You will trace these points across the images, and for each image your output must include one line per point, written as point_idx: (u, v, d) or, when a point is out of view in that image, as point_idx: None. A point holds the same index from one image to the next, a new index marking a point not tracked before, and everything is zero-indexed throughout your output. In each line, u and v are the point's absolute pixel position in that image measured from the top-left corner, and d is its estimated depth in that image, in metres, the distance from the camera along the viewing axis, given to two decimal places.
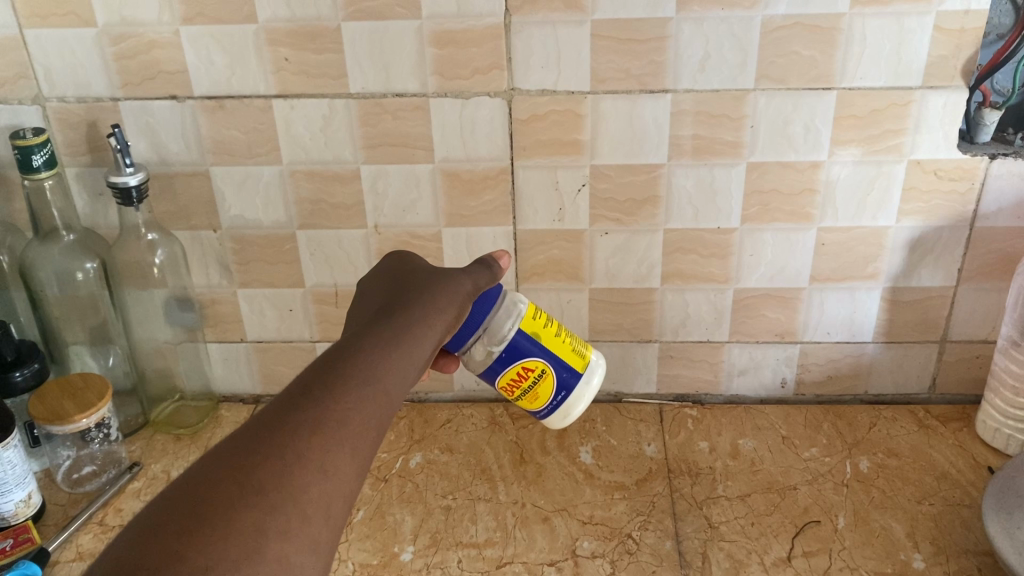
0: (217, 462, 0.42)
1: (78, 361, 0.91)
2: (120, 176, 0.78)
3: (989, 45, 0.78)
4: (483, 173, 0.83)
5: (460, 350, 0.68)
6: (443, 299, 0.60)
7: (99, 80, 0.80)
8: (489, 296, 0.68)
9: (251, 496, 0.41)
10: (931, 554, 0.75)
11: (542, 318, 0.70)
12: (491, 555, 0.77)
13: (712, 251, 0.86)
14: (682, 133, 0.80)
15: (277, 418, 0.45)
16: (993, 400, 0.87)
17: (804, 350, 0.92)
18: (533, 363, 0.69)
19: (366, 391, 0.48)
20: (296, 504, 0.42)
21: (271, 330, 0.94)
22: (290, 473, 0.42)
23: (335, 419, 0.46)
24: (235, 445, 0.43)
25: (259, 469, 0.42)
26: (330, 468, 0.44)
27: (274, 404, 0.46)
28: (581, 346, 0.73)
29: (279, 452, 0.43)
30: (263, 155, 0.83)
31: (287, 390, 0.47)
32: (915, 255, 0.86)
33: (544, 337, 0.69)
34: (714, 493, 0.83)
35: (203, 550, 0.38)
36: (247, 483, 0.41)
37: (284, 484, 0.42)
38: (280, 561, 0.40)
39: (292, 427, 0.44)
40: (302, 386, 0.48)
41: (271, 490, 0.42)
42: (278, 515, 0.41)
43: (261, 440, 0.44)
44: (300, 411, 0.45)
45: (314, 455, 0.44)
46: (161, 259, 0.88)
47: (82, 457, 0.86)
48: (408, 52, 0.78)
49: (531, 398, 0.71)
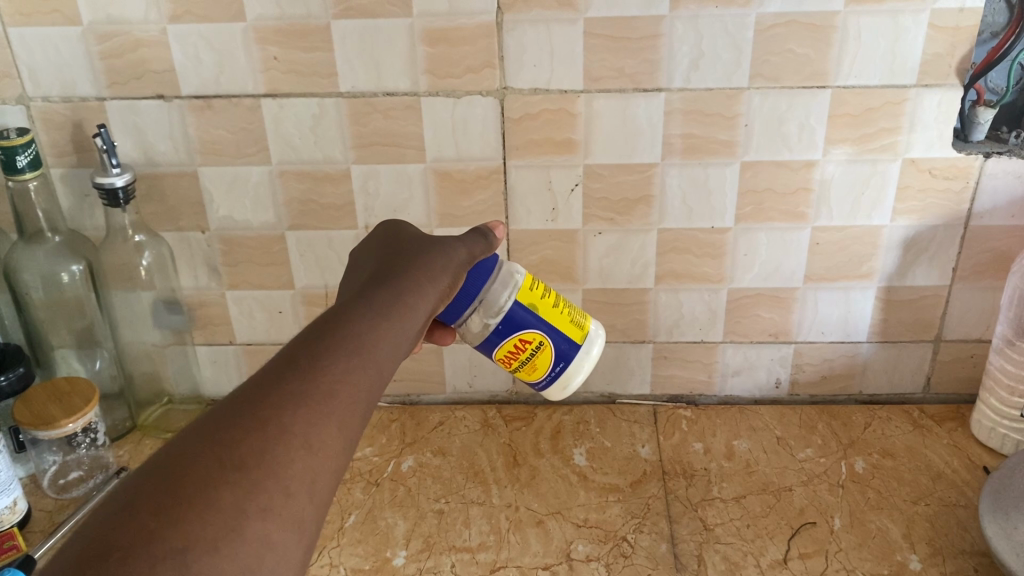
0: (195, 435, 0.41)
1: (65, 366, 0.90)
2: (106, 177, 0.77)
3: (983, 44, 0.76)
4: (475, 174, 0.82)
5: (456, 321, 0.67)
6: (435, 269, 0.59)
7: (85, 80, 0.79)
8: (486, 266, 0.67)
9: (230, 473, 0.40)
10: (927, 555, 0.75)
11: (539, 289, 0.69)
12: (485, 560, 0.76)
13: (705, 251, 0.86)
14: (674, 132, 0.80)
15: (260, 390, 0.44)
16: (989, 399, 0.86)
17: (798, 350, 0.92)
18: (531, 334, 0.68)
19: (353, 364, 0.47)
20: (279, 480, 0.41)
21: (261, 331, 0.93)
22: (274, 448, 0.41)
23: (321, 391, 0.45)
24: (216, 418, 0.42)
25: (241, 445, 0.41)
26: (315, 443, 0.43)
27: (257, 376, 0.45)
28: (579, 314, 0.72)
29: (262, 426, 0.42)
30: (252, 155, 0.82)
31: (272, 363, 0.46)
32: (910, 254, 0.85)
33: (542, 308, 0.69)
34: (709, 495, 0.82)
35: (180, 529, 0.37)
36: (227, 460, 0.40)
37: (267, 460, 0.41)
38: (261, 540, 0.39)
39: (276, 399, 0.43)
40: (287, 358, 0.47)
41: (253, 466, 0.40)
42: (260, 493, 0.40)
43: (243, 413, 0.42)
44: (285, 385, 0.44)
45: (298, 429, 0.43)
46: (148, 261, 0.87)
47: (69, 462, 0.85)
48: (399, 50, 0.77)
49: (529, 369, 0.71)
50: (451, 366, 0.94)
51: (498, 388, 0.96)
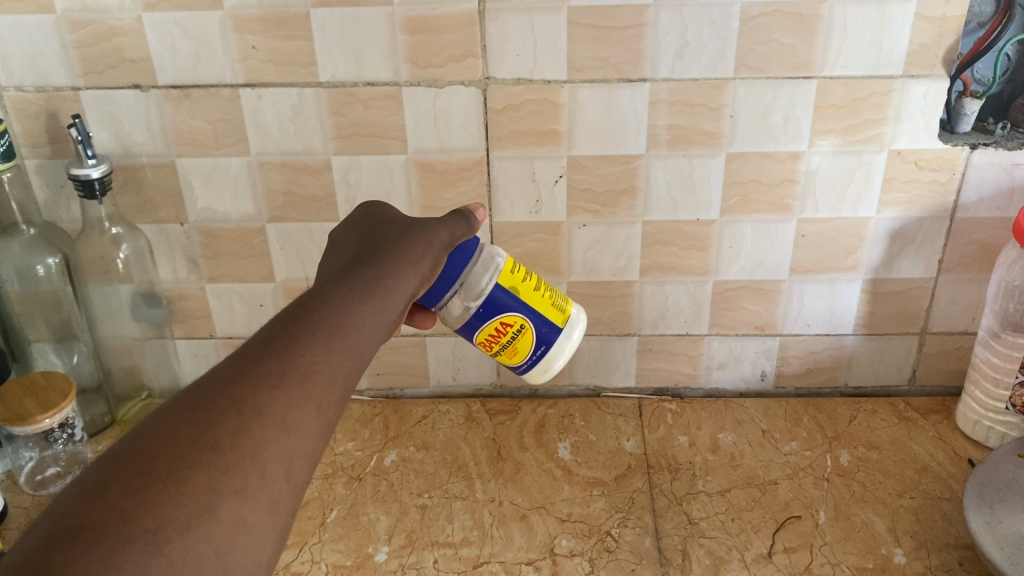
0: (169, 415, 0.40)
1: (42, 359, 0.89)
2: (82, 169, 0.75)
3: (970, 34, 0.77)
4: (458, 164, 0.81)
5: (437, 305, 0.66)
6: (416, 252, 0.58)
7: (59, 69, 0.77)
8: (466, 249, 0.66)
9: (205, 453, 0.39)
10: (912, 549, 0.74)
11: (520, 272, 0.68)
12: (468, 555, 0.75)
13: (691, 243, 0.85)
14: (658, 123, 0.79)
15: (237, 370, 0.43)
16: (973, 392, 0.87)
17: (783, 342, 0.91)
18: (512, 318, 0.67)
19: (333, 346, 0.46)
20: (255, 461, 0.40)
21: (241, 325, 0.92)
22: (249, 428, 0.40)
23: (299, 372, 0.44)
24: (190, 398, 0.41)
25: (216, 425, 0.40)
26: (292, 425, 0.42)
27: (233, 357, 0.44)
28: (558, 296, 0.71)
29: (237, 406, 0.41)
30: (231, 146, 0.81)
31: (248, 343, 0.45)
32: (895, 246, 0.85)
33: (523, 292, 0.68)
34: (694, 489, 0.82)
35: (154, 509, 0.36)
36: (202, 441, 0.39)
37: (243, 441, 0.40)
38: (236, 521, 0.38)
39: (253, 380, 0.42)
40: (265, 339, 0.45)
41: (228, 446, 0.39)
42: (235, 473, 0.39)
43: (219, 393, 0.41)
44: (261, 365, 0.43)
45: (275, 410, 0.42)
46: (125, 254, 0.85)
47: (46, 458, 0.83)
48: (379, 38, 0.75)
49: (509, 353, 0.70)
50: (434, 359, 0.93)
51: (482, 382, 0.95)
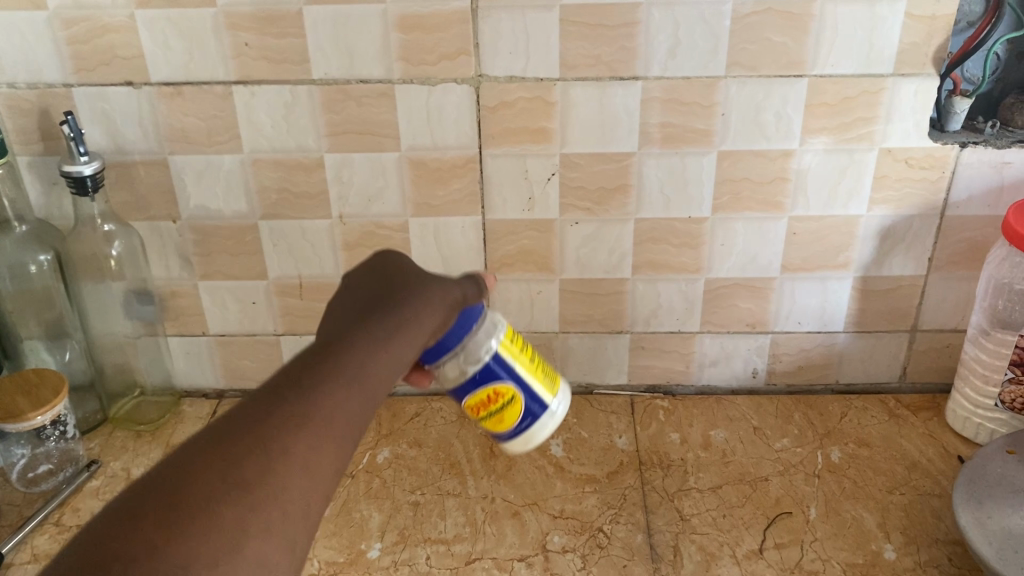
0: (201, 450, 0.42)
1: (34, 357, 0.88)
2: (74, 166, 0.75)
3: (959, 33, 0.80)
4: (451, 162, 0.82)
5: (432, 364, 0.63)
6: (440, 293, 0.59)
7: (51, 66, 0.77)
8: (470, 315, 0.63)
9: (232, 491, 0.41)
10: (902, 545, 0.75)
11: (517, 343, 0.66)
12: (460, 551, 0.75)
13: (683, 241, 0.85)
14: (652, 120, 0.79)
15: (264, 409, 0.45)
16: (964, 390, 0.87)
17: (775, 339, 0.92)
18: (503, 387, 0.65)
19: (356, 387, 0.48)
20: (279, 501, 0.42)
21: (234, 322, 0.92)
22: (274, 469, 0.43)
23: (324, 412, 0.45)
24: (220, 434, 0.43)
25: (243, 464, 0.42)
26: (313, 466, 0.44)
27: (261, 394, 0.46)
28: (548, 373, 0.69)
29: (263, 445, 0.43)
30: (223, 143, 0.81)
31: (275, 380, 0.47)
32: (886, 244, 0.85)
33: (518, 362, 0.65)
34: (685, 485, 0.82)
35: (183, 544, 0.39)
36: (230, 480, 0.41)
37: (269, 480, 0.42)
38: (257, 559, 0.41)
39: (278, 421, 0.44)
40: (291, 376, 0.47)
41: (254, 486, 0.42)
42: (259, 513, 0.41)
43: (247, 431, 0.43)
44: (287, 405, 0.45)
45: (298, 451, 0.44)
46: (118, 251, 0.85)
47: (37, 455, 0.83)
48: (372, 36, 0.75)
49: (495, 420, 0.67)
50: None
51: None
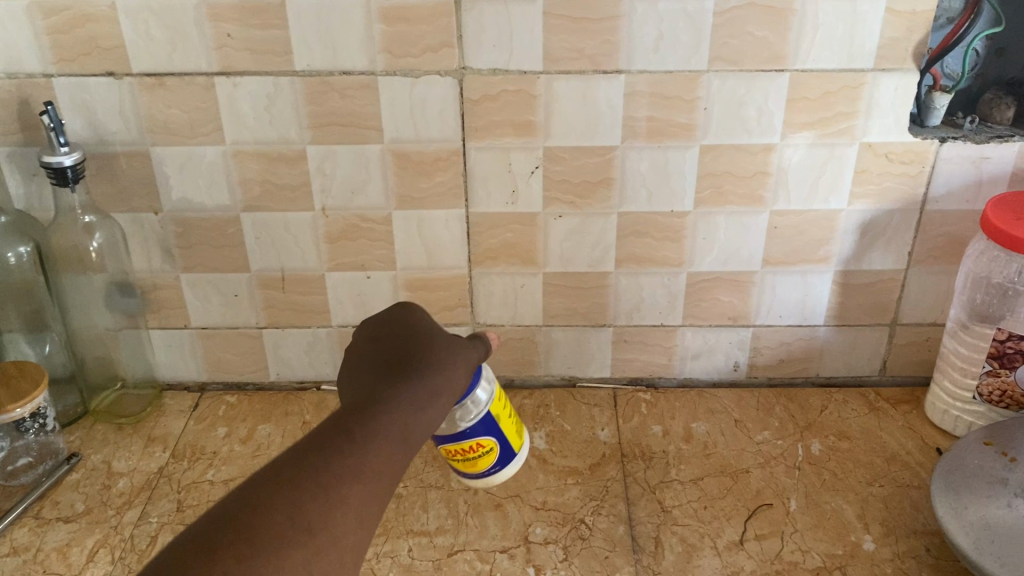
0: (270, 492, 0.48)
1: (14, 350, 0.88)
2: (54, 156, 0.75)
3: (939, 29, 0.81)
4: (434, 155, 0.81)
5: None
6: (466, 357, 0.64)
7: (31, 56, 0.77)
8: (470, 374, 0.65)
9: (301, 533, 0.47)
10: (881, 536, 0.75)
11: (504, 400, 0.69)
12: (442, 543, 0.75)
13: (666, 234, 0.86)
14: (636, 115, 0.79)
15: (323, 460, 0.50)
16: (943, 383, 0.88)
17: (756, 333, 0.92)
18: (484, 440, 0.67)
19: (398, 447, 0.54)
20: (337, 548, 0.48)
21: (216, 315, 0.91)
22: (335, 516, 0.48)
23: (374, 467, 0.52)
24: (285, 479, 0.49)
25: (309, 509, 0.48)
26: (363, 517, 0.50)
27: (319, 445, 0.52)
28: (521, 429, 0.72)
29: (325, 494, 0.49)
30: (205, 134, 0.81)
31: (328, 432, 0.53)
32: (866, 238, 0.86)
33: (502, 419, 0.68)
34: (667, 477, 0.82)
35: None
36: (299, 523, 0.47)
37: (330, 527, 0.48)
38: None
39: (338, 472, 0.50)
40: (343, 431, 0.53)
41: (319, 531, 0.47)
42: (322, 555, 0.47)
43: (310, 479, 0.49)
44: (344, 457, 0.51)
45: (354, 501, 0.50)
46: (99, 243, 0.85)
47: (17, 448, 0.82)
48: (355, 28, 0.75)
49: (469, 464, 0.69)
50: None
51: None
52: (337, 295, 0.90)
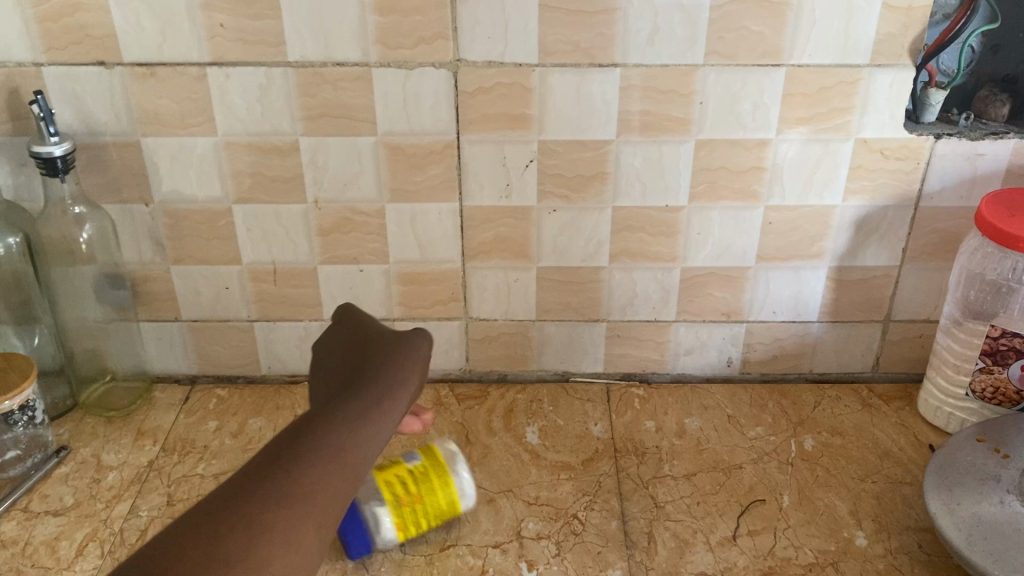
0: (189, 527, 0.49)
1: (3, 342, 0.88)
2: (44, 146, 0.74)
3: (935, 25, 0.80)
4: (427, 147, 0.81)
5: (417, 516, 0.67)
6: (410, 370, 0.64)
7: (20, 44, 0.76)
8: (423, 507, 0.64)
9: (218, 565, 0.48)
10: (873, 532, 0.75)
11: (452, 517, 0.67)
12: (434, 538, 0.75)
13: (660, 229, 0.86)
14: (631, 108, 0.79)
15: (246, 490, 0.52)
16: (936, 379, 0.88)
17: (749, 329, 0.92)
18: None
19: (331, 469, 0.55)
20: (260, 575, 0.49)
21: (208, 308, 0.91)
22: (256, 543, 0.50)
23: (301, 493, 0.53)
24: (208, 513, 0.50)
25: (227, 541, 0.49)
26: (293, 541, 0.51)
27: (247, 475, 0.53)
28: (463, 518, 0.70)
29: (246, 525, 0.50)
30: (197, 125, 0.80)
31: (258, 463, 0.55)
32: (860, 234, 0.86)
33: None
34: (660, 473, 0.82)
35: None
36: (217, 557, 0.48)
37: (250, 556, 0.49)
38: None
39: (261, 499, 0.52)
40: (273, 460, 0.55)
41: (237, 562, 0.48)
42: None
43: (231, 510, 0.50)
44: (272, 484, 0.53)
45: (279, 528, 0.51)
46: (89, 234, 0.84)
47: (4, 442, 0.81)
48: (349, 18, 0.75)
49: None
50: None
51: (452, 366, 0.95)
52: (329, 288, 0.89)
